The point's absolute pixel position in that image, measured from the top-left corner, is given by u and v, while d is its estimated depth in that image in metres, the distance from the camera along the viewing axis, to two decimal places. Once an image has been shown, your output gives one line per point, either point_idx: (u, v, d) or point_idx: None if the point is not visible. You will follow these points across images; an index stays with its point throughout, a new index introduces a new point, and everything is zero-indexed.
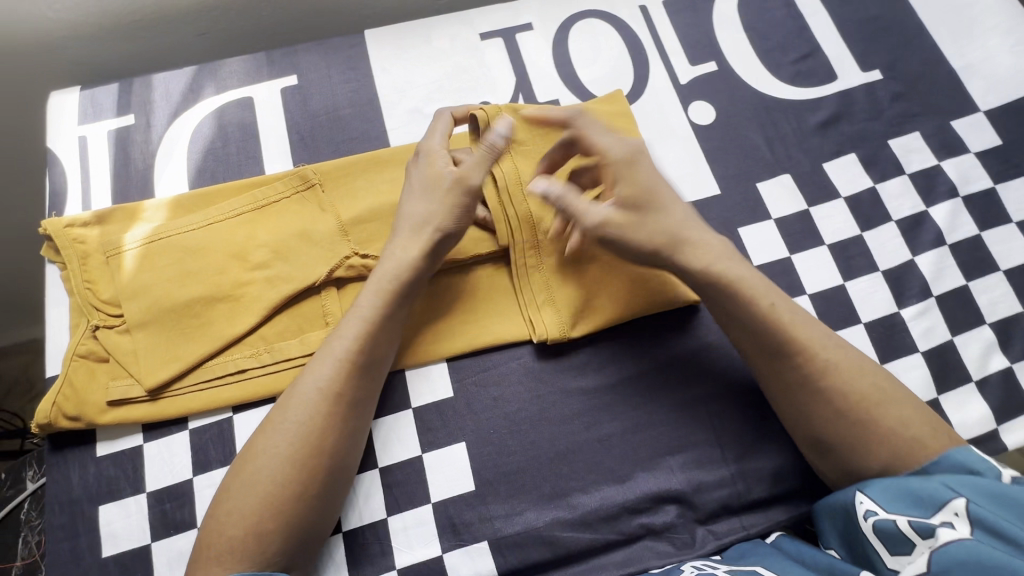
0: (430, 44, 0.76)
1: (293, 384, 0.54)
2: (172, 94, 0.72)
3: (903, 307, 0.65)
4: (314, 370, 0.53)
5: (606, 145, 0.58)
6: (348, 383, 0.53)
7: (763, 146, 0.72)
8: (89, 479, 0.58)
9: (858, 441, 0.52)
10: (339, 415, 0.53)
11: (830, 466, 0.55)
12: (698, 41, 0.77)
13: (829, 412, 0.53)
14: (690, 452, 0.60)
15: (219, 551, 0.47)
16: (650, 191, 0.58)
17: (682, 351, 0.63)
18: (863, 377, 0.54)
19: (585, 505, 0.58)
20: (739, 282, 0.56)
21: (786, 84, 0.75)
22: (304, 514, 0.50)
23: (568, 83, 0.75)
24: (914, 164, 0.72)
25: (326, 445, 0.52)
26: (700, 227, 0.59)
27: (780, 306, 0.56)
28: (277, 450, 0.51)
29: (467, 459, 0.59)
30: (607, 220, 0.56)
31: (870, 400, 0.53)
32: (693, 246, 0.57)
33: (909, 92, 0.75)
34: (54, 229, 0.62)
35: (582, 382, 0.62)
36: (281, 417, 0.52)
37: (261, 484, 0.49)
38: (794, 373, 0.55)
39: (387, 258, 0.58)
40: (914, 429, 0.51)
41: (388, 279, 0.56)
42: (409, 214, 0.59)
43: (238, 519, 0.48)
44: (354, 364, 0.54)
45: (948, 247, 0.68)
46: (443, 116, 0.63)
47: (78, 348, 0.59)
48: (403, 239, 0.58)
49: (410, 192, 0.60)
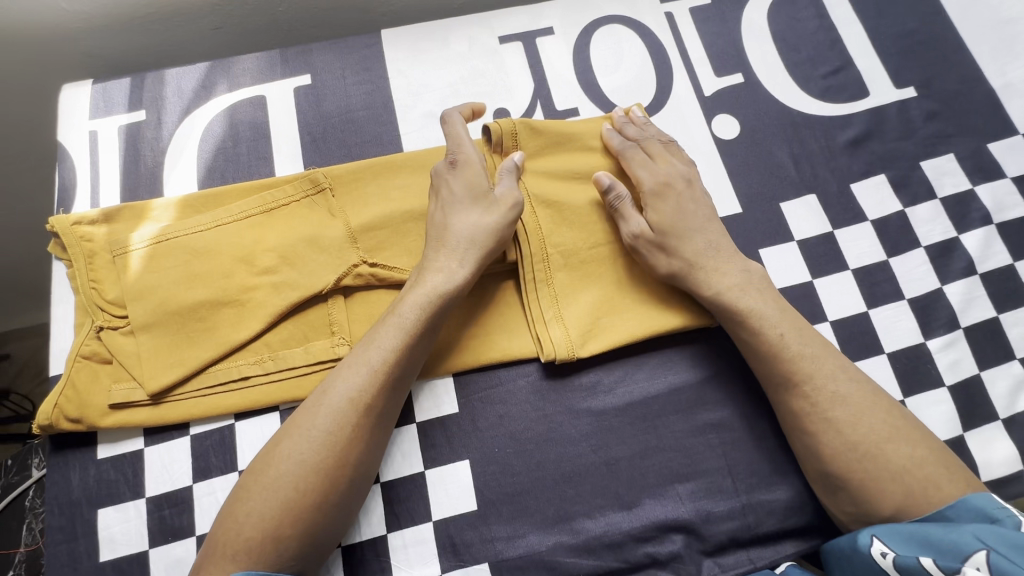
0: (447, 47, 0.74)
1: (325, 390, 0.52)
2: (184, 90, 0.71)
3: (929, 338, 0.63)
4: (348, 378, 0.52)
5: (654, 170, 0.62)
6: (382, 395, 0.52)
7: (789, 165, 0.69)
8: (90, 481, 0.58)
9: (874, 479, 0.51)
10: (370, 425, 0.52)
11: (841, 505, 0.53)
12: (725, 52, 0.74)
13: (836, 443, 0.52)
14: (700, 480, 0.58)
15: (236, 550, 0.46)
16: (679, 222, 0.59)
17: (696, 375, 0.61)
18: (878, 413, 0.53)
19: (589, 530, 0.56)
20: (749, 313, 0.56)
21: (815, 99, 0.73)
22: (323, 522, 0.49)
23: (589, 91, 0.73)
24: (946, 188, 0.69)
25: (352, 456, 0.51)
26: (727, 255, 0.59)
27: (789, 337, 0.55)
28: (303, 456, 0.49)
29: (471, 478, 0.58)
30: (641, 233, 0.59)
31: (884, 436, 0.52)
32: (711, 273, 0.58)
33: (944, 111, 0.72)
34: (60, 227, 0.61)
35: (591, 403, 0.60)
36: (309, 423, 0.50)
37: (284, 489, 0.48)
38: (802, 407, 0.54)
39: (432, 267, 0.56)
40: (929, 469, 0.51)
41: (433, 290, 0.55)
42: (459, 225, 0.57)
43: (258, 522, 0.47)
44: (391, 375, 0.53)
45: (979, 277, 0.65)
46: (458, 123, 0.61)
47: (81, 348, 0.59)
48: (454, 249, 0.56)
49: (454, 202, 0.58)
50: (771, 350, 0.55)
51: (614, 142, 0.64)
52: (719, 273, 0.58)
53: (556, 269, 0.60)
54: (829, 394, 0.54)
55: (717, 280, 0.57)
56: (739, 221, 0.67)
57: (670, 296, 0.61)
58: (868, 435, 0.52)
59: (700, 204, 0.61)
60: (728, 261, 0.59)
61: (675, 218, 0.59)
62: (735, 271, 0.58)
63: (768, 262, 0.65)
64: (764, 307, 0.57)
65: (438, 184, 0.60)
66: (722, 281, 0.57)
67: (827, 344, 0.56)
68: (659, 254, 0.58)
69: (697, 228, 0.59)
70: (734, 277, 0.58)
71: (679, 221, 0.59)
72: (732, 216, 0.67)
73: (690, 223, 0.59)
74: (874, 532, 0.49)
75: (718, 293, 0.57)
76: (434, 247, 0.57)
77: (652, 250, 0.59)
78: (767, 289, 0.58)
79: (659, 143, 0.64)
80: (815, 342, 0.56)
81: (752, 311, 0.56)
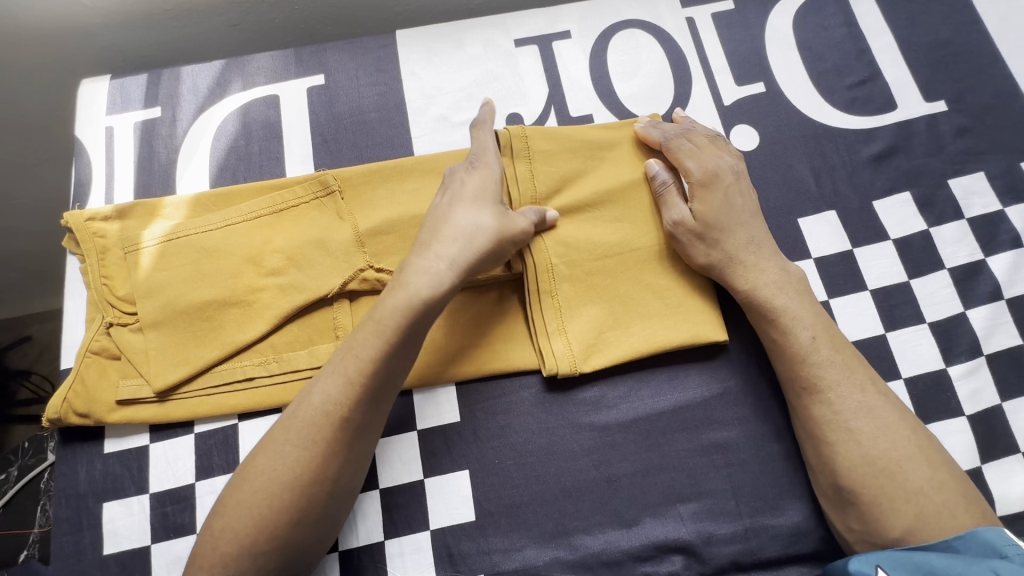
0: (462, 49, 0.73)
1: (299, 401, 0.52)
2: (200, 87, 0.71)
3: (950, 364, 0.61)
4: (324, 389, 0.51)
5: (705, 160, 0.60)
6: (356, 407, 0.51)
7: (809, 179, 0.67)
8: (96, 475, 0.59)
9: (889, 497, 0.49)
10: (344, 439, 0.51)
11: (848, 522, 0.52)
12: (747, 60, 0.72)
13: (856, 456, 0.51)
14: (703, 501, 0.57)
15: (212, 562, 0.48)
16: (723, 217, 0.58)
17: (705, 393, 0.60)
18: (901, 430, 0.52)
19: (587, 547, 0.56)
20: (782, 314, 0.55)
21: (840, 111, 0.70)
22: (301, 536, 0.50)
23: (605, 97, 0.71)
24: (975, 208, 0.66)
25: (327, 471, 0.50)
26: (764, 253, 0.58)
27: (822, 342, 0.54)
28: (276, 470, 0.50)
29: (470, 488, 0.58)
30: (683, 220, 0.58)
31: (903, 453, 0.51)
32: (746, 269, 0.57)
33: (976, 127, 0.69)
34: (75, 222, 0.62)
35: (595, 418, 0.59)
36: (284, 438, 0.51)
37: (258, 502, 0.49)
38: (824, 416, 0.53)
39: (419, 266, 0.54)
40: (946, 495, 0.49)
41: (416, 297, 0.52)
42: (459, 220, 0.55)
43: (233, 535, 0.48)
44: (364, 388, 0.51)
45: (1005, 302, 0.63)
46: (487, 130, 0.61)
47: (91, 344, 0.59)
48: (444, 247, 0.54)
49: (459, 199, 0.57)
50: (798, 356, 0.54)
51: (654, 135, 0.63)
52: (756, 270, 0.57)
53: (560, 280, 0.59)
54: (855, 402, 0.52)
55: (755, 277, 0.57)
56: None
57: (684, 308, 0.59)
58: (889, 450, 0.51)
59: (747, 202, 0.60)
60: (766, 259, 0.58)
61: (722, 210, 0.59)
62: (773, 266, 0.58)
63: None
64: (799, 309, 0.56)
65: (449, 181, 0.59)
66: (760, 278, 0.57)
67: (840, 364, 0.54)
68: (699, 244, 0.58)
69: (742, 226, 0.59)
70: (772, 274, 0.57)
71: (724, 213, 0.58)
72: None
73: (738, 218, 0.59)
74: (877, 560, 0.46)
75: (750, 289, 0.57)
76: (429, 242, 0.55)
77: (692, 238, 0.58)
78: (807, 294, 0.57)
79: (704, 136, 0.63)
80: (846, 351, 0.55)
81: (786, 315, 0.55)
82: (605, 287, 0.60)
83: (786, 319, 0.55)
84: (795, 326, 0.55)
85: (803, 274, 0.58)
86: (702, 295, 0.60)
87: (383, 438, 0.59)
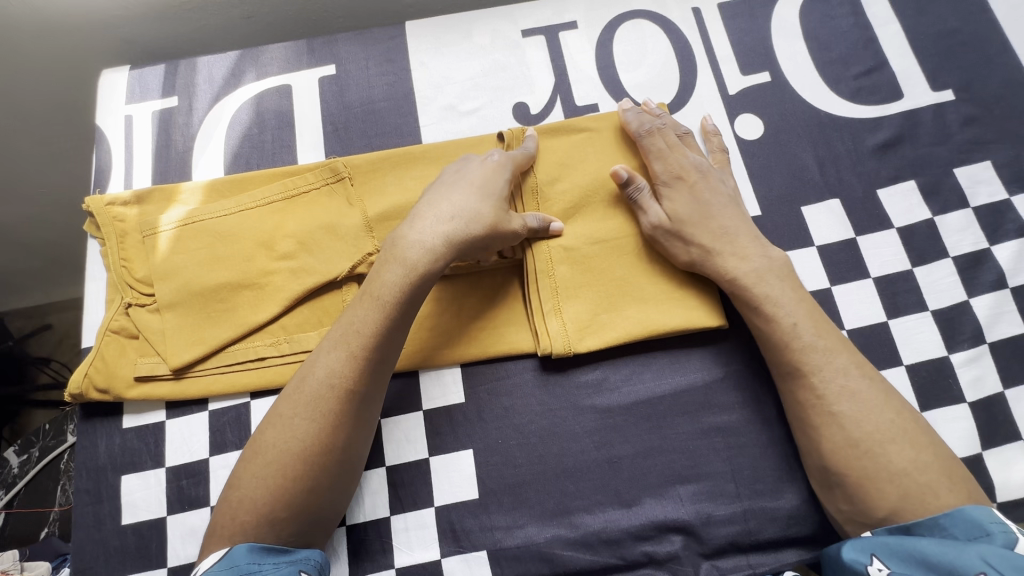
0: (470, 39, 0.74)
1: (302, 376, 0.53)
2: (215, 78, 0.73)
3: (951, 351, 0.61)
4: (328, 361, 0.53)
5: (673, 160, 0.62)
6: (361, 378, 0.53)
7: (813, 167, 0.67)
8: (115, 449, 0.61)
9: (873, 477, 0.50)
10: (351, 407, 0.52)
11: (837, 503, 0.53)
12: (752, 49, 0.73)
13: (838, 439, 0.51)
14: (703, 483, 0.58)
15: (233, 532, 0.49)
16: (698, 212, 0.59)
17: (705, 378, 0.61)
18: (886, 412, 0.52)
19: (588, 525, 0.57)
20: (764, 300, 0.56)
21: (845, 101, 0.70)
22: (316, 503, 0.51)
23: (610, 87, 0.72)
24: (980, 197, 0.66)
25: (336, 440, 0.52)
26: (748, 240, 0.58)
27: (804, 327, 0.55)
28: (287, 441, 0.51)
29: (473, 467, 0.59)
30: (659, 223, 0.59)
31: (887, 436, 0.51)
32: (729, 256, 0.57)
33: (983, 116, 0.69)
34: (96, 207, 0.64)
35: (597, 400, 0.60)
36: (292, 412, 0.52)
37: (272, 472, 0.50)
38: (808, 400, 0.53)
39: (412, 239, 0.55)
40: (930, 475, 0.49)
41: (413, 269, 0.54)
42: (455, 203, 0.56)
43: (251, 505, 0.49)
44: (367, 359, 0.53)
45: (1010, 291, 0.63)
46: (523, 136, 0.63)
47: (111, 323, 0.62)
48: (438, 222, 0.55)
49: (463, 184, 0.58)
50: (782, 341, 0.55)
51: (631, 127, 0.63)
52: (735, 261, 0.57)
53: (558, 262, 0.60)
54: (838, 386, 0.53)
55: (735, 265, 0.57)
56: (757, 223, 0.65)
57: (658, 303, 0.60)
58: (872, 433, 0.51)
59: (717, 194, 0.61)
60: (745, 247, 0.58)
61: (694, 207, 0.60)
62: (756, 253, 0.58)
63: None
64: (780, 294, 0.56)
65: (461, 167, 0.60)
66: (741, 267, 0.57)
67: (819, 349, 0.54)
68: (678, 243, 0.59)
69: (715, 218, 0.59)
70: (755, 262, 0.57)
71: (697, 210, 0.59)
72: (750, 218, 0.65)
73: (711, 212, 0.59)
74: (872, 549, 0.47)
75: (734, 278, 0.57)
76: (426, 216, 0.56)
77: (671, 238, 0.59)
78: (790, 279, 0.57)
79: (676, 133, 0.64)
80: (832, 336, 0.55)
81: (768, 300, 0.56)
82: (599, 272, 0.61)
83: (771, 296, 0.56)
84: (780, 310, 0.55)
85: (786, 259, 0.58)
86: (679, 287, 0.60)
87: (388, 419, 0.61)
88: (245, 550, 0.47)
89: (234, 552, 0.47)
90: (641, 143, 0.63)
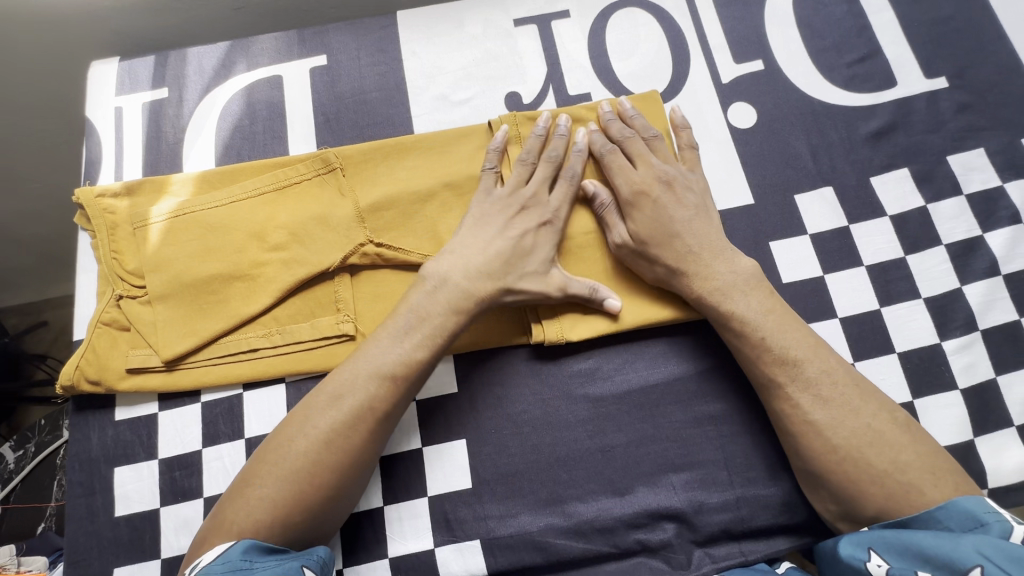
0: (461, 29, 0.73)
1: (337, 392, 0.52)
2: (205, 69, 0.73)
3: (945, 338, 0.61)
4: (368, 383, 0.52)
5: (635, 174, 0.60)
6: (398, 401, 0.53)
7: (807, 156, 0.67)
8: (108, 441, 0.61)
9: (855, 480, 0.50)
10: (382, 426, 0.53)
11: (824, 501, 0.53)
12: (745, 37, 0.72)
13: (817, 445, 0.51)
14: (695, 471, 0.58)
15: (244, 531, 0.48)
16: (661, 229, 0.57)
17: (693, 368, 0.61)
18: (862, 416, 0.51)
19: (581, 514, 0.57)
20: (730, 316, 0.55)
21: (838, 89, 0.70)
22: (329, 510, 0.51)
23: (603, 76, 0.72)
24: (973, 184, 0.66)
25: (361, 455, 0.52)
26: (720, 254, 0.57)
27: (772, 340, 0.54)
28: (320, 454, 0.51)
29: (467, 458, 0.59)
30: (624, 241, 0.59)
31: (865, 441, 0.50)
32: (694, 273, 0.56)
33: (977, 104, 0.69)
34: (86, 198, 0.64)
35: (591, 389, 0.60)
36: (319, 421, 0.52)
37: (295, 479, 0.50)
38: (782, 410, 0.53)
39: (444, 275, 0.56)
40: (913, 473, 0.49)
41: (455, 306, 0.55)
42: (495, 243, 0.57)
43: (268, 509, 0.49)
44: (407, 384, 0.53)
45: (1002, 278, 0.63)
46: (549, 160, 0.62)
47: (102, 315, 0.62)
48: (471, 266, 0.56)
49: (499, 223, 0.58)
50: (752, 355, 0.55)
51: (594, 144, 0.62)
52: (701, 278, 0.56)
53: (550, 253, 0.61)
54: (809, 396, 0.52)
55: (698, 284, 0.56)
56: (750, 212, 0.65)
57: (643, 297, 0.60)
58: (850, 439, 0.51)
59: (682, 208, 0.58)
60: (709, 265, 0.56)
61: (656, 224, 0.57)
62: (721, 268, 0.56)
63: (777, 256, 0.64)
64: (748, 304, 0.55)
65: (495, 199, 0.60)
66: (705, 285, 0.56)
67: (789, 362, 0.53)
68: (642, 262, 0.58)
69: (677, 232, 0.57)
70: (720, 279, 0.56)
71: (660, 226, 0.57)
72: (743, 207, 0.65)
73: (672, 227, 0.57)
74: (868, 543, 0.47)
75: (700, 293, 0.56)
76: (460, 255, 0.56)
77: (634, 257, 0.59)
78: (759, 287, 0.56)
79: (641, 143, 0.62)
80: (808, 341, 0.54)
81: (734, 314, 0.55)
82: (591, 264, 0.61)
83: (735, 313, 0.55)
84: (748, 324, 0.55)
85: (755, 268, 0.57)
86: (652, 298, 0.60)
87: None
88: (252, 545, 0.46)
89: (239, 545, 0.46)
90: (604, 158, 0.62)
